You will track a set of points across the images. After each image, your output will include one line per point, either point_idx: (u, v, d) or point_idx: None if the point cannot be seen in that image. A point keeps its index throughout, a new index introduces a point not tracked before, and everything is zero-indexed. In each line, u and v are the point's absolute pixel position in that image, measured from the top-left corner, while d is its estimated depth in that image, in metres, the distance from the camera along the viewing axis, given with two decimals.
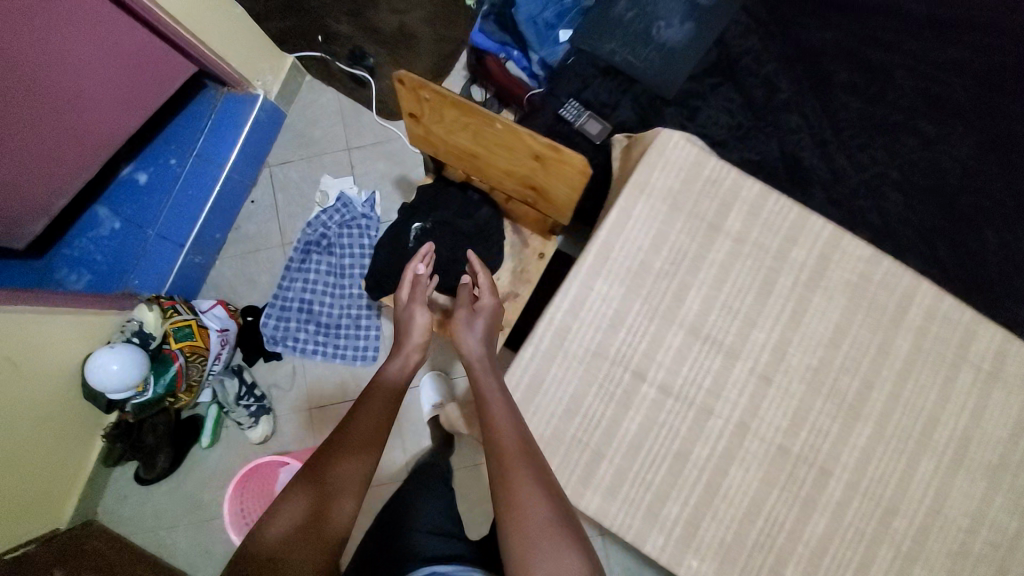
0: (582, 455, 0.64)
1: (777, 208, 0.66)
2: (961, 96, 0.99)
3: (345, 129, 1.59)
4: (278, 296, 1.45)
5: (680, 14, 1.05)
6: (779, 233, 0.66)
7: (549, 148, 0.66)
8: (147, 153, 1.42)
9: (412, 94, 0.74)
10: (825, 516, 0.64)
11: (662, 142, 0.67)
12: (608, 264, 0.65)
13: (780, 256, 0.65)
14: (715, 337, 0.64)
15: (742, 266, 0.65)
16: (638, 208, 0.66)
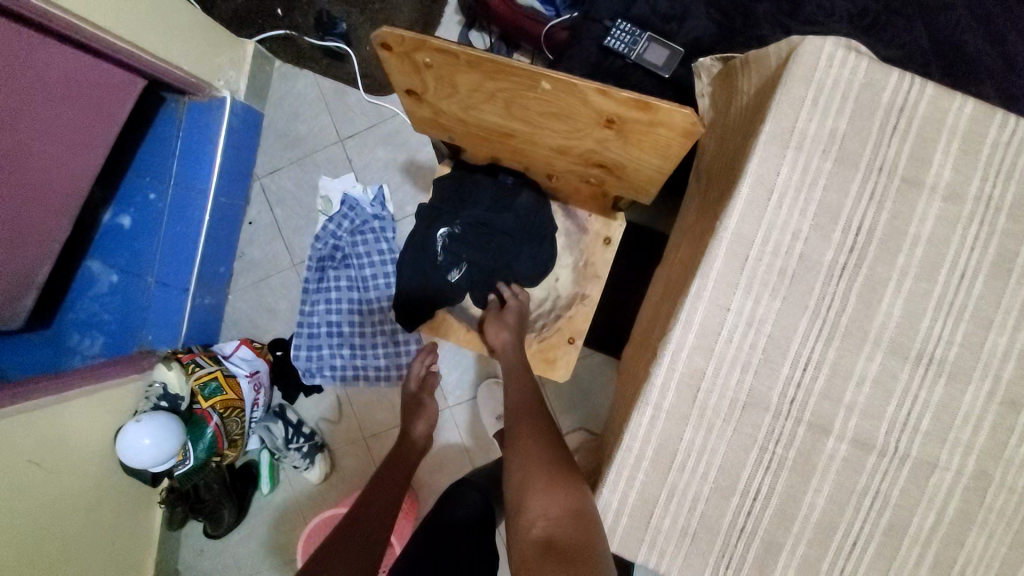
0: (748, 541, 0.48)
1: (1008, 134, 0.43)
2: None
3: (332, 117, 1.35)
4: (302, 323, 1.29)
5: None
6: (1016, 177, 0.43)
7: (635, 104, 0.45)
8: (124, 192, 1.23)
9: (406, 62, 0.52)
10: None
11: (806, 59, 0.42)
12: (749, 271, 0.44)
13: (1023, 212, 0.43)
14: (932, 356, 0.44)
15: (964, 238, 0.43)
16: (784, 176, 0.43)
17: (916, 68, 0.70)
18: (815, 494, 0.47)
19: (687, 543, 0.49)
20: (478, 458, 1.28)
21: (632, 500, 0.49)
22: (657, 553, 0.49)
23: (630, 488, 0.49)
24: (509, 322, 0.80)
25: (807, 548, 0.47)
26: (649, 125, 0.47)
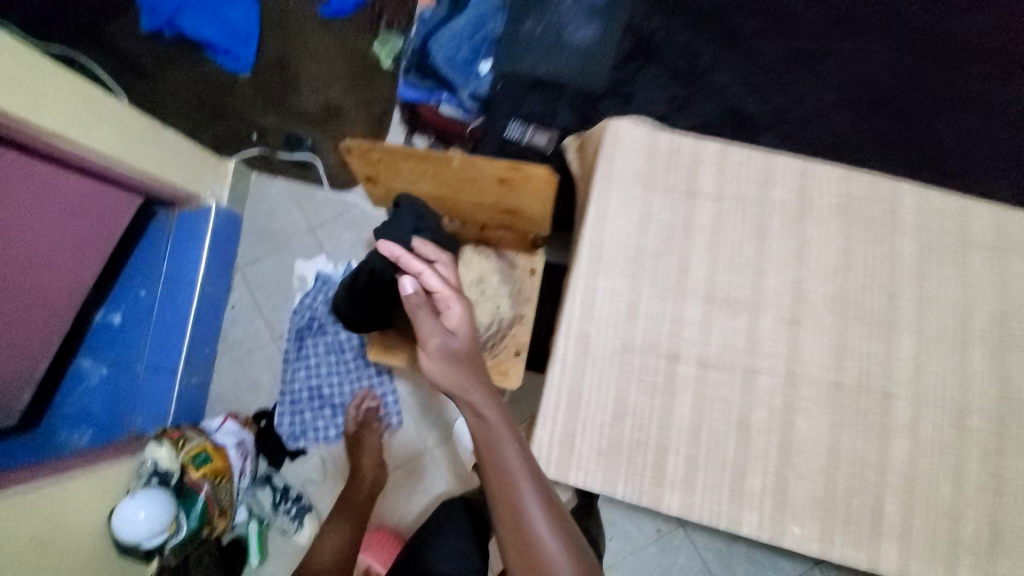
0: (648, 450, 0.64)
1: (741, 158, 0.70)
2: (864, 10, 1.06)
3: (303, 211, 1.60)
4: (285, 391, 1.45)
5: (584, 14, 1.08)
6: (751, 181, 0.70)
7: (510, 169, 0.71)
8: (116, 293, 1.38)
9: (364, 159, 0.77)
10: (902, 438, 0.65)
11: (609, 131, 0.71)
12: (603, 261, 0.68)
13: (763, 201, 0.69)
14: (731, 297, 0.67)
15: (731, 221, 0.69)
16: (612, 197, 0.69)
17: (715, 129, 1.02)
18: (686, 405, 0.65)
19: (603, 461, 0.64)
20: (454, 486, 1.40)
21: (559, 433, 0.65)
22: (583, 473, 0.64)
23: (556, 425, 0.65)
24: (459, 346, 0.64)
25: (693, 449, 0.64)
26: (526, 178, 0.73)
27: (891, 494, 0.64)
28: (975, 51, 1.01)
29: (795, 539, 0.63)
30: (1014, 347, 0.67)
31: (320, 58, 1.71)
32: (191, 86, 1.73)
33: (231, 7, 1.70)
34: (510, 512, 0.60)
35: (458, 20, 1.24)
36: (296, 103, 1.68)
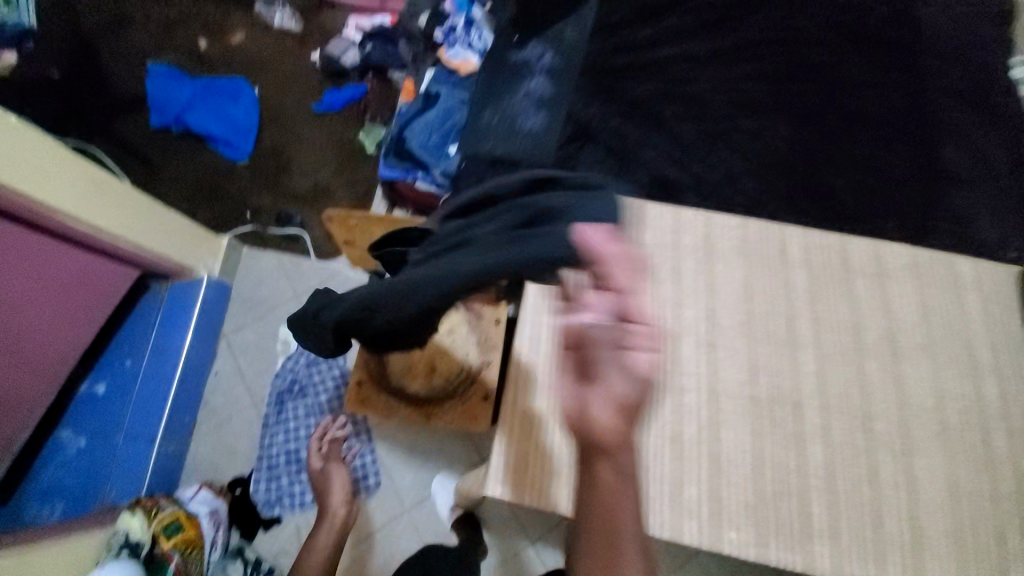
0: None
1: (655, 214, 0.86)
2: (765, 96, 1.26)
3: (290, 280, 1.72)
4: (262, 455, 1.48)
5: (533, 105, 1.29)
6: (665, 232, 0.85)
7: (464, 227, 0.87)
8: (104, 364, 1.45)
9: (343, 226, 0.93)
10: (818, 444, 0.73)
11: None
12: None
13: (676, 247, 0.84)
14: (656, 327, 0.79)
15: (651, 264, 0.83)
16: None
17: (647, 193, 1.20)
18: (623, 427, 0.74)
19: None
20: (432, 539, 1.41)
21: None
22: None
23: None
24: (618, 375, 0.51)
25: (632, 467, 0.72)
26: None
27: (817, 497, 0.70)
28: (854, 125, 1.22)
29: (732, 544, 0.68)
30: (904, 356, 0.77)
31: (311, 147, 1.94)
32: (192, 173, 1.93)
33: (233, 106, 1.99)
34: (603, 546, 0.48)
35: (429, 113, 1.48)
36: (288, 185, 1.87)
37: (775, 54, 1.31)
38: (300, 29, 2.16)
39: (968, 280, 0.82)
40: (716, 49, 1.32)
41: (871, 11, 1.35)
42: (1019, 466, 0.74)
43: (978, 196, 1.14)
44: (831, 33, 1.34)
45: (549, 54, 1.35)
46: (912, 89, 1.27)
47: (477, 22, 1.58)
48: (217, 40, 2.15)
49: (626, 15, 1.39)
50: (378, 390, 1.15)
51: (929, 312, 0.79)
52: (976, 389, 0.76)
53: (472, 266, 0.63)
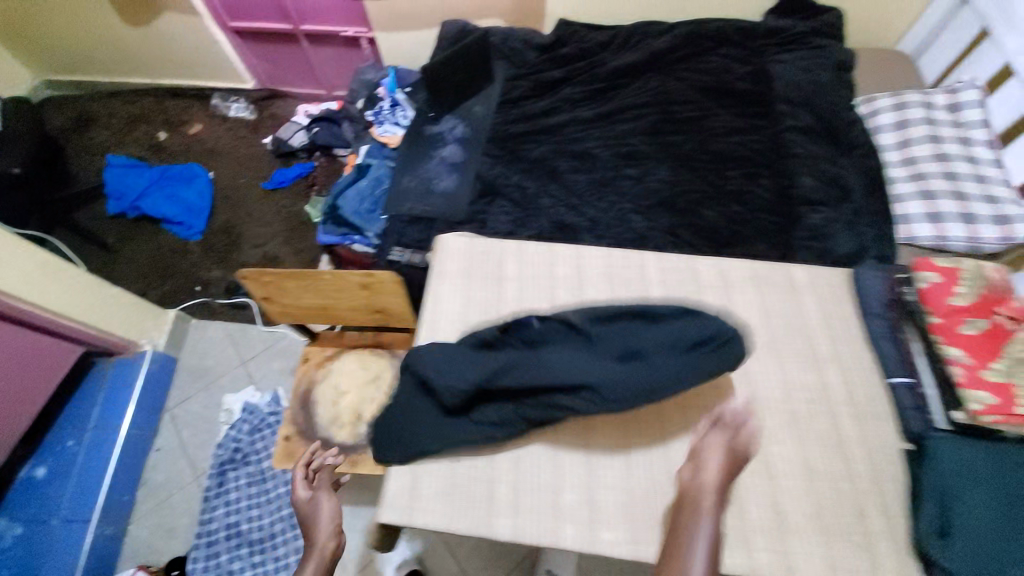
0: (481, 482, 0.80)
1: (533, 252, 1.02)
2: (646, 148, 1.48)
3: (236, 348, 1.76)
4: (201, 532, 1.43)
5: (447, 170, 1.49)
6: (541, 267, 1.00)
7: (366, 275, 1.00)
8: (44, 447, 1.46)
9: (258, 283, 1.02)
10: (682, 440, 0.82)
11: (438, 245, 1.05)
12: (438, 332, 0.95)
13: (551, 277, 0.99)
14: None
15: (529, 294, 0.97)
16: (443, 289, 0.99)
17: (549, 236, 1.34)
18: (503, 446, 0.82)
19: (443, 501, 0.79)
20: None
21: (404, 481, 0.80)
22: (427, 515, 0.78)
23: (403, 476, 0.81)
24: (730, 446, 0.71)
25: (515, 479, 0.80)
26: (383, 281, 1.01)
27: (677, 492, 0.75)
28: (721, 165, 1.43)
29: (608, 543, 0.75)
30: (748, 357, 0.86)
31: (262, 221, 2.07)
32: (144, 253, 2.02)
33: (187, 188, 2.11)
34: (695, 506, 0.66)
35: (362, 181, 1.65)
36: (239, 258, 1.98)
37: (652, 113, 1.54)
38: (254, 117, 2.39)
39: (802, 283, 0.94)
40: (600, 114, 1.56)
41: (731, 71, 1.60)
42: (868, 447, 0.78)
43: (835, 215, 1.30)
44: (697, 92, 1.58)
45: (460, 126, 1.59)
46: (769, 131, 1.48)
47: (400, 101, 1.78)
48: (177, 131, 2.36)
49: (525, 90, 1.62)
50: (307, 442, 1.16)
51: (768, 314, 0.91)
52: (815, 377, 0.83)
53: (644, 381, 0.75)
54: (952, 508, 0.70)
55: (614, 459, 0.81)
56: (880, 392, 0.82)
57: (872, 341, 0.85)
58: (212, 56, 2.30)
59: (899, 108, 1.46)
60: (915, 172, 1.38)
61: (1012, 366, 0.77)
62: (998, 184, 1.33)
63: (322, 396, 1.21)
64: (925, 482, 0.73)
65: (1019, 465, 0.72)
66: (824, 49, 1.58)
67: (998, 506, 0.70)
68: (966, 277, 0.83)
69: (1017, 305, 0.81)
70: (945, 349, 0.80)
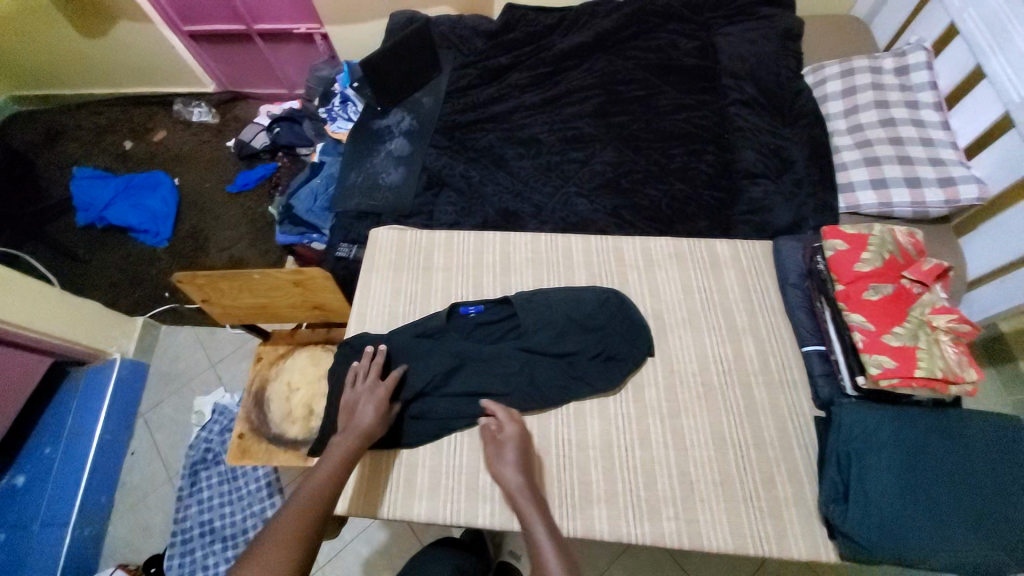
0: (400, 467, 0.84)
1: (462, 241, 1.04)
2: (592, 130, 1.47)
3: (205, 351, 1.79)
4: (176, 530, 1.47)
5: (393, 163, 1.48)
6: (470, 256, 1.02)
7: (296, 273, 1.02)
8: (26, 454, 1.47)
9: (195, 286, 1.04)
10: (596, 416, 0.85)
11: (374, 236, 1.06)
12: (366, 326, 0.96)
13: (478, 265, 1.01)
14: (459, 339, 0.92)
15: (456, 283, 0.99)
16: (373, 281, 1.01)
17: (494, 224, 1.35)
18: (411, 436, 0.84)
19: (365, 486, 0.83)
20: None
21: None
22: (349, 500, 0.82)
23: None
24: (506, 445, 0.78)
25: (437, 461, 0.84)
26: (315, 277, 1.03)
27: (594, 466, 0.81)
28: (665, 143, 1.43)
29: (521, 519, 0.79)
30: (666, 330, 0.93)
31: (227, 225, 2.08)
32: (113, 262, 2.03)
33: (152, 196, 2.10)
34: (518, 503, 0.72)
35: (316, 180, 1.66)
36: (206, 262, 1.99)
37: (599, 95, 1.54)
38: (217, 120, 2.37)
39: (725, 257, 0.99)
40: (548, 98, 1.55)
41: (678, 46, 1.58)
42: (777, 416, 0.84)
43: (774, 188, 1.30)
44: (645, 71, 1.56)
45: (407, 118, 1.57)
46: (714, 107, 1.47)
47: (351, 98, 1.77)
48: (142, 140, 2.35)
49: (473, 78, 1.61)
50: (260, 438, 1.18)
51: (690, 289, 0.96)
52: (732, 348, 0.90)
53: (566, 387, 0.86)
54: (851, 470, 0.75)
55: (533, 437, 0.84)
56: (795, 362, 0.89)
57: (789, 312, 0.92)
58: (169, 61, 2.28)
59: (846, 75, 1.40)
60: (860, 138, 1.31)
61: (915, 329, 0.77)
62: (946, 146, 1.25)
63: (275, 393, 1.23)
64: (830, 448, 0.78)
65: (918, 426, 0.76)
66: (771, 19, 1.55)
67: (897, 468, 0.73)
68: (873, 242, 0.84)
69: (926, 266, 0.82)
70: (848, 316, 0.80)
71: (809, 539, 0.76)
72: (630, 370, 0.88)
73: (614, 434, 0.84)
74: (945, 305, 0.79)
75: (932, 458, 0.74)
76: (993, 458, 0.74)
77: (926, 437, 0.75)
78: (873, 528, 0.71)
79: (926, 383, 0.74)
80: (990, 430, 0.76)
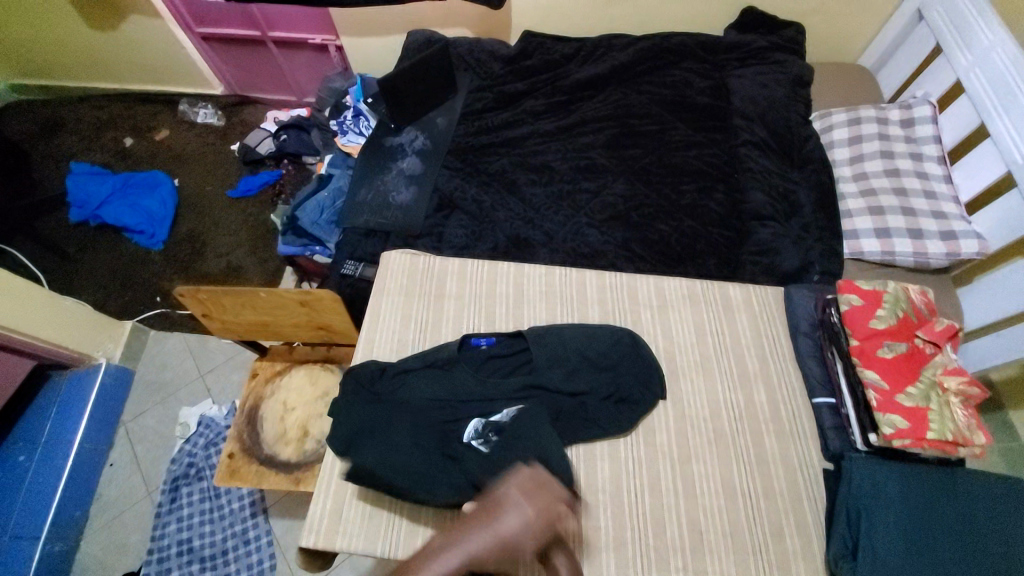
0: (401, 508, 0.83)
1: (476, 269, 1.04)
2: (604, 162, 1.48)
3: (195, 361, 1.75)
4: (153, 548, 1.42)
5: (404, 182, 1.47)
6: (484, 286, 1.02)
7: (304, 293, 0.99)
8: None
9: (196, 300, 1.02)
10: (606, 461, 0.85)
11: (384, 260, 1.05)
12: (374, 352, 0.95)
13: (492, 296, 1.01)
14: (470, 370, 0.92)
15: (468, 312, 0.99)
16: (383, 306, 1.00)
17: (504, 250, 1.35)
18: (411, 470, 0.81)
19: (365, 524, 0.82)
20: None
21: (327, 506, 0.84)
22: (347, 539, 0.81)
23: (329, 499, 0.84)
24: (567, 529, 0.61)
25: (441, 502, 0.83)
26: (322, 299, 1.01)
27: (603, 511, 0.80)
28: (676, 179, 1.44)
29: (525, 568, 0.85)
30: (677, 373, 0.93)
31: (226, 230, 2.04)
32: (106, 262, 1.98)
33: (150, 196, 2.06)
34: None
35: (323, 192, 1.64)
36: (202, 268, 1.95)
37: (612, 126, 1.56)
38: (223, 123, 2.35)
39: (738, 301, 1.00)
40: (561, 126, 1.56)
41: (692, 84, 1.61)
42: (788, 467, 0.85)
43: (782, 231, 1.32)
44: (658, 106, 1.59)
45: (421, 138, 1.57)
46: (725, 146, 1.50)
47: (364, 112, 1.77)
48: (144, 138, 2.32)
49: (489, 102, 1.62)
50: (250, 459, 1.14)
51: (703, 332, 0.97)
52: (744, 397, 0.91)
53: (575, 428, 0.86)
54: (860, 525, 0.75)
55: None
56: (805, 412, 0.90)
57: (800, 361, 0.93)
58: (179, 62, 2.27)
59: (853, 123, 1.44)
60: (865, 187, 1.35)
61: (927, 390, 0.79)
62: (947, 200, 1.29)
63: (269, 413, 1.20)
64: (840, 499, 0.78)
65: (926, 482, 0.77)
66: (783, 65, 1.59)
67: (905, 524, 0.74)
68: (889, 299, 0.86)
69: (939, 327, 0.84)
70: (863, 372, 0.82)
71: None
72: (642, 412, 0.87)
73: (624, 478, 0.83)
74: (956, 367, 0.81)
75: (940, 515, 0.75)
76: (1004, 520, 0.75)
77: (939, 496, 0.76)
78: None
79: (936, 444, 0.75)
80: (1001, 494, 0.76)
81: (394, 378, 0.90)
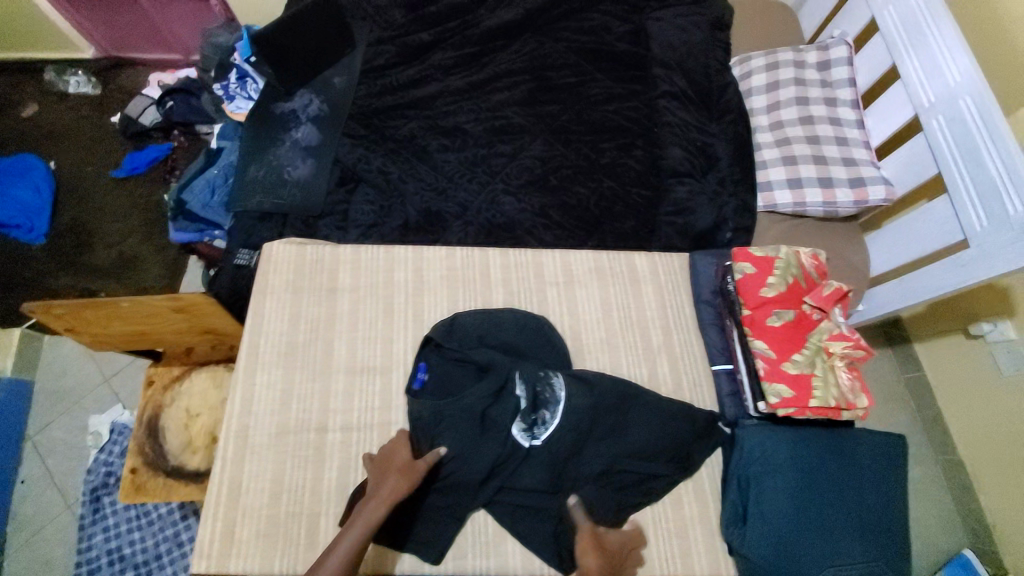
0: (302, 519, 0.82)
1: (370, 258, 1.01)
2: (522, 120, 1.38)
3: (98, 364, 1.59)
4: (81, 561, 1.36)
5: (301, 156, 1.32)
6: (377, 274, 1.00)
7: (174, 299, 0.90)
8: None
9: (51, 315, 0.87)
10: (513, 446, 0.85)
11: (267, 253, 0.99)
12: (258, 355, 0.92)
13: (389, 284, 0.98)
14: (369, 363, 0.93)
15: (366, 304, 0.97)
16: (265, 304, 0.96)
17: (415, 226, 1.26)
18: (296, 450, 0.86)
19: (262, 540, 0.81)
20: None
21: (219, 528, 0.81)
22: (242, 559, 0.80)
23: (217, 521, 0.82)
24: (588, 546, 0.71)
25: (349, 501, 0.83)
26: (200, 301, 0.93)
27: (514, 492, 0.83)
28: (595, 136, 1.37)
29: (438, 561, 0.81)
30: (582, 351, 0.96)
31: (116, 216, 1.81)
32: None
33: (21, 183, 1.79)
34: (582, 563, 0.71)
35: (214, 169, 1.46)
36: (90, 261, 1.74)
37: (527, 80, 1.44)
38: (99, 92, 2.02)
39: (645, 272, 1.03)
40: (472, 82, 1.43)
41: (610, 29, 1.50)
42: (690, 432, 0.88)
43: (698, 187, 1.29)
44: (576, 55, 1.48)
45: (316, 102, 1.39)
46: (644, 98, 1.43)
47: (250, 74, 1.53)
48: (8, 115, 1.97)
49: (391, 56, 1.45)
50: (156, 473, 1.06)
51: (609, 306, 0.99)
52: (647, 370, 0.95)
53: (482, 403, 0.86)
54: (749, 493, 0.82)
55: (453, 464, 0.83)
56: (705, 378, 0.95)
57: (701, 330, 0.98)
58: (30, 21, 1.89)
59: (770, 68, 1.40)
60: (781, 136, 1.33)
61: (813, 356, 0.85)
62: (858, 146, 1.30)
63: (171, 421, 1.11)
64: (732, 471, 0.84)
65: (808, 450, 0.83)
66: (702, 6, 1.50)
67: (791, 489, 0.80)
68: (780, 265, 0.89)
69: (827, 291, 0.90)
70: (752, 342, 0.86)
71: (711, 555, 0.83)
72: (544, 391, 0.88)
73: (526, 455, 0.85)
74: (840, 333, 0.87)
75: (824, 481, 0.82)
76: (878, 481, 0.84)
77: (822, 458, 0.83)
78: (766, 546, 0.78)
79: (820, 409, 0.83)
80: (869, 450, 0.86)
81: (292, 380, 0.91)
